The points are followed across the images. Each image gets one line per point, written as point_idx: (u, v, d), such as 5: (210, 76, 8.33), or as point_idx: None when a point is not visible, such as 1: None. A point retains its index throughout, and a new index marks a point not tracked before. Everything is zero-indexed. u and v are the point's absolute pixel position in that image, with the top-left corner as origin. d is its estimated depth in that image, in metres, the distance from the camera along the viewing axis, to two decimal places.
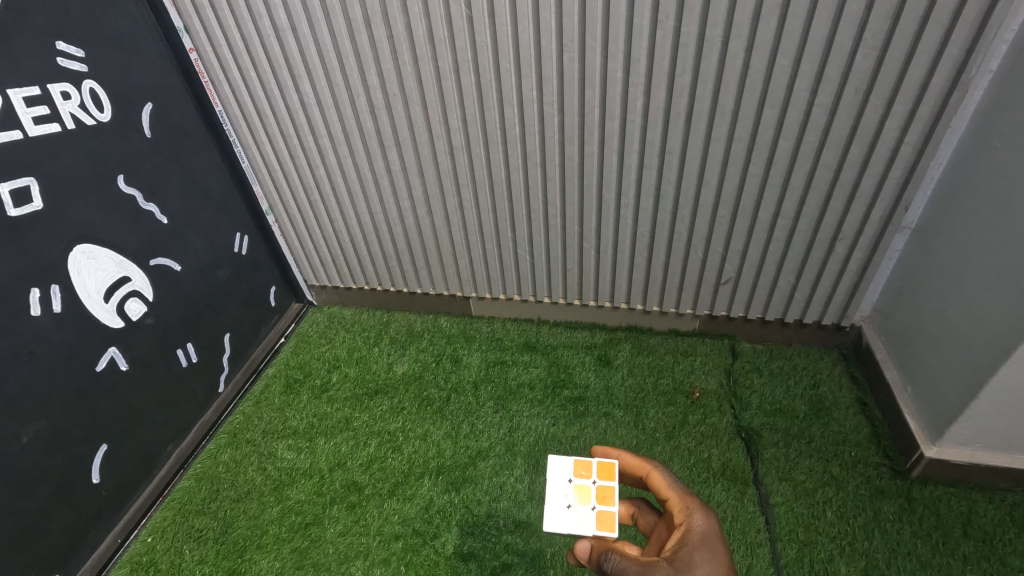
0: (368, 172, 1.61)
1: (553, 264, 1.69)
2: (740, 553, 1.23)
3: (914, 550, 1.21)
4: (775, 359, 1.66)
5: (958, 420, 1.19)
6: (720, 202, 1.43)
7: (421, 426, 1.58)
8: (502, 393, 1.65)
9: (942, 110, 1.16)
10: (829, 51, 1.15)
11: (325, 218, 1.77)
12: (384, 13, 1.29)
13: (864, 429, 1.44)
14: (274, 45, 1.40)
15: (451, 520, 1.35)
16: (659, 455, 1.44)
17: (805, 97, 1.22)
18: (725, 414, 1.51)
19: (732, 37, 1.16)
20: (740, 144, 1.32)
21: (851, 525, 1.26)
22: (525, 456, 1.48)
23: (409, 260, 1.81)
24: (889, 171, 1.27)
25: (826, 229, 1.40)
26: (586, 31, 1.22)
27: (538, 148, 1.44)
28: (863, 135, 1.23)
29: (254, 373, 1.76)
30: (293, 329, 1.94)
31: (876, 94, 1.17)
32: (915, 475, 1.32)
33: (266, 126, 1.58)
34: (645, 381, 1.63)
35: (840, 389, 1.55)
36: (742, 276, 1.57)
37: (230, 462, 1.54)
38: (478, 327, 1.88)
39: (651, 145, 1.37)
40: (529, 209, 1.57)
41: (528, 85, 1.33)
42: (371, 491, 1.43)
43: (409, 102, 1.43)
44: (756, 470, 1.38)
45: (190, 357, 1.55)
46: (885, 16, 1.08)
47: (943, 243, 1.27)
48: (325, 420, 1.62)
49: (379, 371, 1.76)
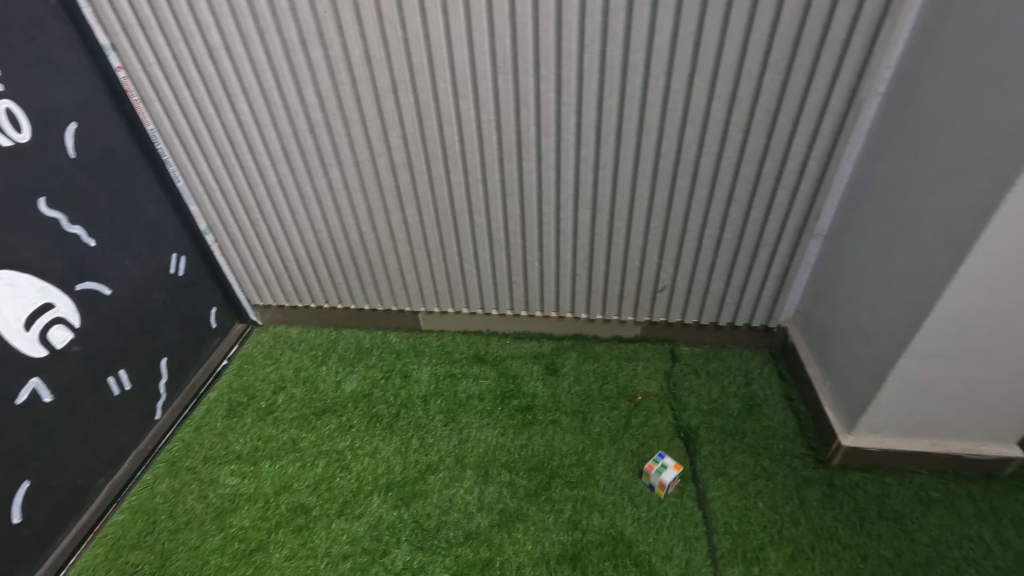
0: (310, 190, 1.60)
1: (498, 277, 1.73)
2: (680, 548, 1.29)
3: (835, 532, 1.29)
4: (711, 361, 1.75)
5: (868, 411, 1.30)
6: (652, 214, 1.51)
7: (371, 442, 1.57)
8: (452, 405, 1.66)
9: (841, 129, 1.28)
10: (740, 75, 1.24)
11: (267, 236, 1.74)
12: (320, 35, 1.31)
13: (791, 423, 1.54)
14: (207, 64, 1.39)
15: (400, 535, 1.35)
16: (603, 458, 1.49)
17: (722, 116, 1.31)
18: (665, 415, 1.59)
19: (652, 61, 1.24)
20: (667, 160, 1.40)
21: (779, 513, 1.34)
22: (475, 467, 1.49)
23: (355, 276, 1.80)
24: (800, 184, 1.39)
25: (749, 238, 1.51)
26: (518, 53, 1.27)
27: (478, 165, 1.48)
28: (775, 151, 1.34)
29: (194, 399, 1.72)
30: (237, 351, 1.90)
31: (783, 113, 1.28)
32: (835, 463, 1.42)
33: (202, 143, 1.54)
34: (591, 387, 1.69)
35: (769, 386, 1.65)
36: (677, 283, 1.65)
37: (169, 492, 1.49)
38: (428, 341, 1.89)
39: (585, 160, 1.43)
40: (473, 224, 1.61)
41: (465, 104, 1.37)
42: (318, 512, 1.41)
43: (348, 120, 1.44)
44: (694, 468, 1.45)
45: (123, 385, 1.49)
46: (785, 44, 1.18)
47: (849, 249, 1.39)
48: (271, 442, 1.59)
49: (327, 390, 1.74)
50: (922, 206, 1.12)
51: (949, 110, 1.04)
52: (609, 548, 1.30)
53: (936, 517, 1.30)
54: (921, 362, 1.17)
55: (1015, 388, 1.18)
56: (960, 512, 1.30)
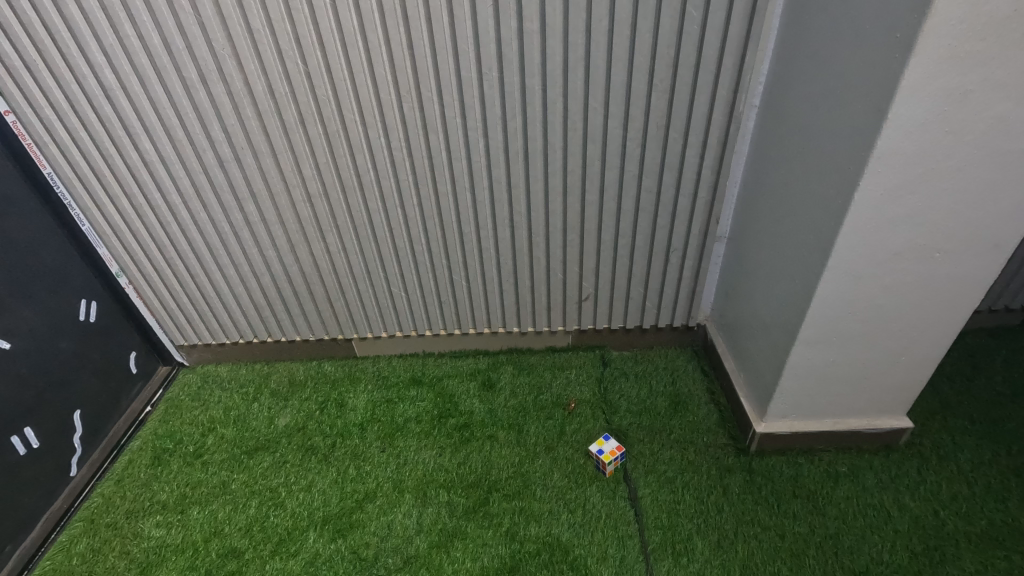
0: (225, 225, 1.58)
1: (428, 298, 1.75)
2: (614, 548, 1.33)
3: (755, 515, 1.38)
4: (640, 362, 1.82)
5: (774, 397, 1.40)
6: (567, 228, 1.58)
7: (306, 476, 1.55)
8: (389, 430, 1.66)
9: (727, 139, 1.40)
10: (630, 95, 1.33)
11: (185, 275, 1.69)
12: (220, 72, 1.31)
13: (714, 416, 1.62)
14: (104, 104, 1.35)
15: (338, 568, 1.33)
16: (539, 467, 1.53)
17: (619, 132, 1.39)
18: (597, 419, 1.64)
19: (548, 84, 1.32)
20: (574, 176, 1.47)
21: (705, 503, 1.41)
22: (413, 491, 1.49)
23: (282, 308, 1.78)
24: (698, 191, 1.49)
25: (660, 244, 1.60)
26: (421, 83, 1.32)
27: (395, 190, 1.51)
28: (671, 162, 1.44)
29: (114, 450, 1.63)
30: (161, 396, 1.81)
31: (673, 128, 1.38)
32: (753, 450, 1.51)
33: (105, 184, 1.49)
34: (526, 399, 1.72)
35: (693, 382, 1.74)
36: (599, 291, 1.72)
37: (87, 552, 1.41)
38: (364, 368, 1.88)
39: (497, 181, 1.48)
40: (396, 248, 1.63)
41: (374, 133, 1.40)
42: (251, 555, 1.37)
43: (258, 153, 1.44)
44: (626, 469, 1.50)
45: (30, 443, 1.41)
46: (666, 65, 1.28)
47: (746, 249, 1.50)
48: (199, 487, 1.53)
49: (259, 427, 1.69)
50: (796, 206, 1.23)
51: (807, 120, 1.16)
52: (546, 555, 1.33)
53: (843, 491, 1.41)
54: (811, 348, 1.27)
55: (893, 364, 1.30)
56: (864, 484, 1.41)
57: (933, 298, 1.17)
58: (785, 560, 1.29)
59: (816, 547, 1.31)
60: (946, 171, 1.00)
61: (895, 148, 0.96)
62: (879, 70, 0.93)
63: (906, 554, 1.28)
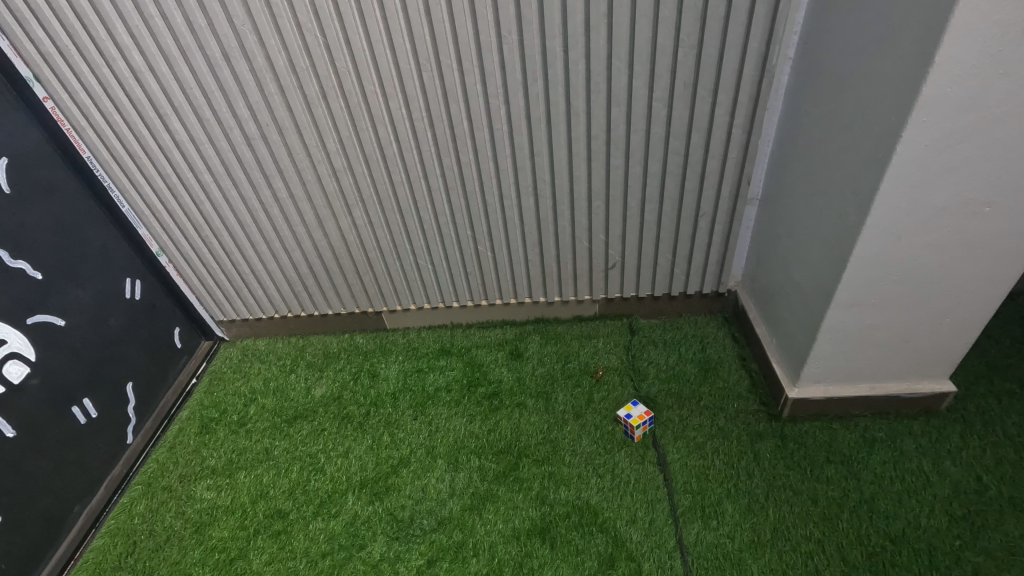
0: (255, 202, 1.61)
1: (454, 269, 1.77)
2: (643, 511, 1.35)
3: (787, 480, 1.36)
4: (668, 329, 1.80)
5: (808, 362, 1.37)
6: (592, 194, 1.55)
7: (343, 443, 1.61)
8: (421, 398, 1.70)
9: (759, 95, 1.33)
10: (656, 52, 1.28)
11: (220, 252, 1.74)
12: (242, 49, 1.33)
13: (744, 382, 1.60)
14: (134, 87, 1.39)
15: (376, 529, 1.40)
16: (568, 433, 1.55)
17: (644, 93, 1.35)
18: (626, 386, 1.65)
19: (570, 45, 1.28)
20: (598, 140, 1.44)
21: (735, 467, 1.41)
22: (445, 456, 1.54)
23: (313, 283, 1.82)
24: (728, 151, 1.44)
25: (688, 208, 1.56)
26: (439, 49, 1.30)
27: (417, 161, 1.51)
28: (700, 122, 1.38)
29: (165, 420, 1.73)
30: (205, 369, 1.90)
31: (701, 85, 1.32)
32: (786, 416, 1.49)
33: (141, 166, 1.54)
34: (554, 367, 1.74)
35: (723, 349, 1.71)
36: (626, 259, 1.70)
37: (146, 512, 1.51)
38: (394, 340, 1.92)
39: (519, 148, 1.46)
40: (420, 220, 1.64)
41: (395, 104, 1.40)
42: (295, 516, 1.45)
43: (284, 131, 1.46)
44: (655, 435, 1.50)
45: (89, 414, 1.51)
46: (693, 18, 1.22)
47: (779, 210, 1.44)
48: (244, 453, 1.62)
49: (298, 397, 1.76)
50: (832, 160, 1.17)
51: (846, 68, 1.09)
52: (576, 518, 1.36)
53: (879, 456, 1.38)
54: (847, 311, 1.23)
55: (935, 327, 1.25)
56: (901, 448, 1.38)
57: (982, 256, 1.11)
58: (818, 524, 1.28)
59: (849, 511, 1.29)
60: (999, 117, 0.93)
61: (942, 94, 0.90)
62: (927, 10, 0.86)
63: (945, 518, 1.25)
